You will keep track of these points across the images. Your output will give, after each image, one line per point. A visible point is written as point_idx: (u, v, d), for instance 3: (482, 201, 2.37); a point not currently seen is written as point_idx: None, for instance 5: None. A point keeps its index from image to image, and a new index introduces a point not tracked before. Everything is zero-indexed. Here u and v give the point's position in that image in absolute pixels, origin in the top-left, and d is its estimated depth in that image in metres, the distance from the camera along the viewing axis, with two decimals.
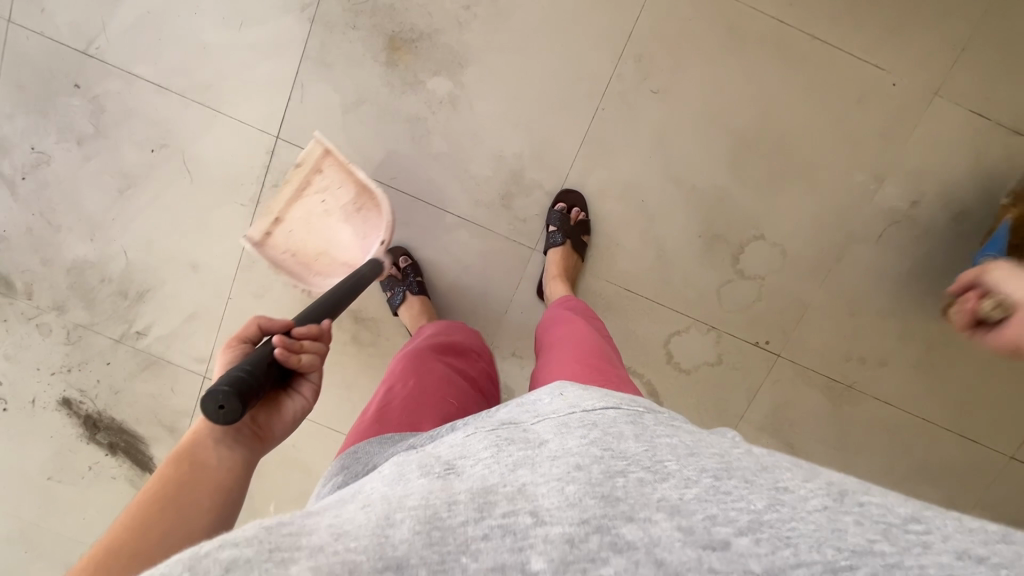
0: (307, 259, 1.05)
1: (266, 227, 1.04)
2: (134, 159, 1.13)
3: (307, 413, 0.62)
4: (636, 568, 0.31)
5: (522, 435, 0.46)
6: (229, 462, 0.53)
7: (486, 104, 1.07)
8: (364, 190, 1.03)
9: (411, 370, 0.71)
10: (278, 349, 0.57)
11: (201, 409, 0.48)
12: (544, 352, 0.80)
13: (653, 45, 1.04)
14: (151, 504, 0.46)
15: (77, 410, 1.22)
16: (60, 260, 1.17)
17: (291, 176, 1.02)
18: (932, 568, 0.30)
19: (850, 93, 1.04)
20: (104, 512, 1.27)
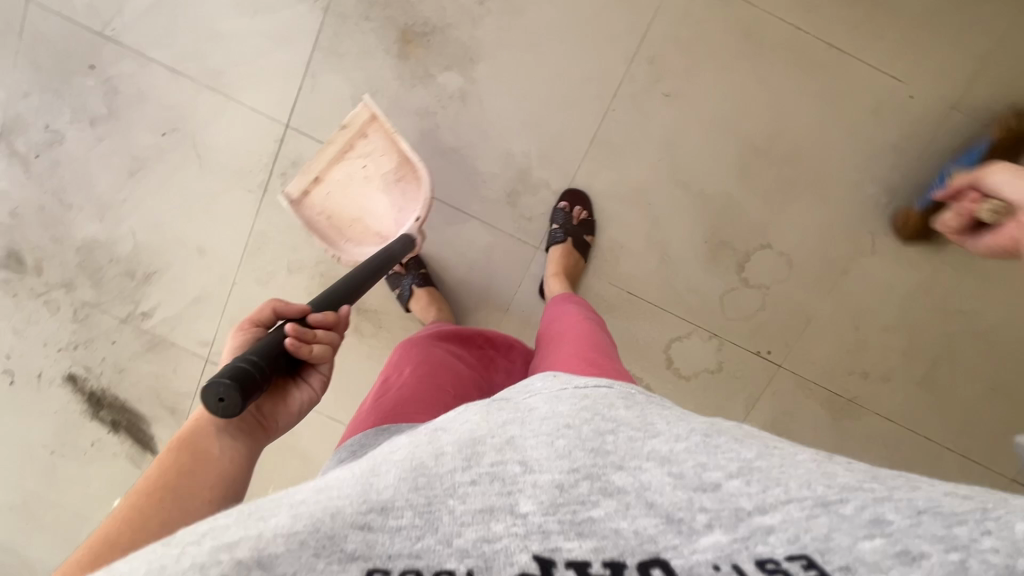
0: (342, 224, 1.07)
1: (304, 186, 1.04)
2: (145, 141, 1.14)
3: (313, 405, 0.59)
4: (626, 510, 0.32)
5: (512, 401, 0.47)
6: (232, 452, 0.50)
7: (496, 101, 1.06)
8: (405, 161, 1.03)
9: (408, 357, 0.71)
10: (289, 339, 0.54)
11: (201, 400, 0.47)
12: (544, 345, 0.79)
13: (667, 47, 1.02)
14: (150, 497, 0.43)
15: (82, 386, 1.24)
16: (70, 239, 1.18)
17: (336, 136, 1.02)
18: (920, 501, 0.31)
19: (866, 102, 1.02)
20: (104, 488, 1.29)
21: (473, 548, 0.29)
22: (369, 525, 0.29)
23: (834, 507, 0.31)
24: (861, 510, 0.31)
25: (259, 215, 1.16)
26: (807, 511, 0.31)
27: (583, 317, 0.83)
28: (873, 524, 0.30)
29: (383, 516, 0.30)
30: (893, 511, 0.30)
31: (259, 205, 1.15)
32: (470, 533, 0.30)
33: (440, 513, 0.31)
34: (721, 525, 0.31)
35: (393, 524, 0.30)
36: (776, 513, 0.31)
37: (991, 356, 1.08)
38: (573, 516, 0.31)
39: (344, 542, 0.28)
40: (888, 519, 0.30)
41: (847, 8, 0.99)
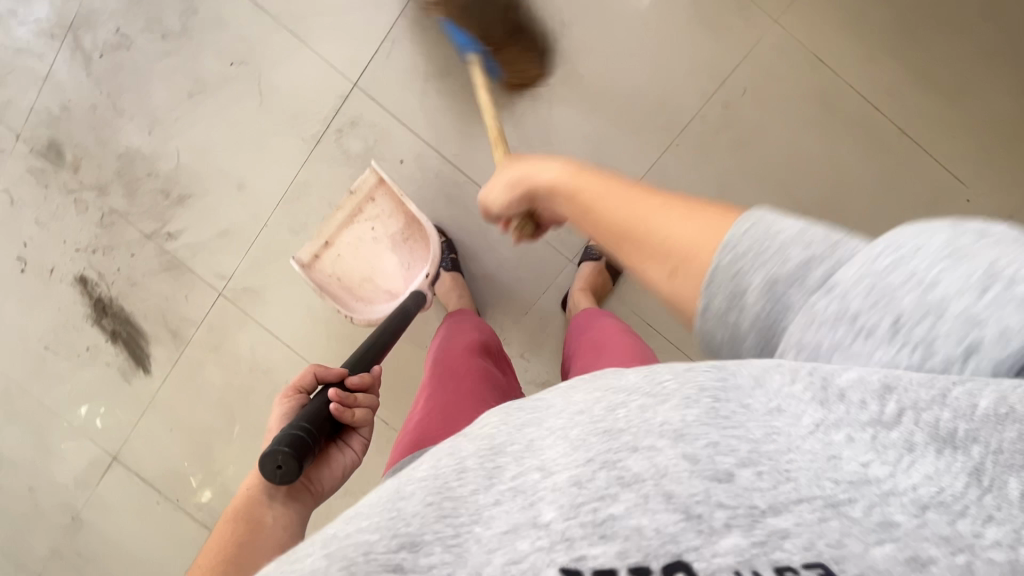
0: (353, 284, 1.10)
1: (315, 251, 1.06)
2: (211, 67, 1.14)
3: (354, 467, 0.65)
4: (645, 503, 0.27)
5: (531, 396, 0.42)
6: (285, 518, 0.55)
7: (565, 108, 1.06)
8: (414, 223, 1.09)
9: (449, 375, 0.72)
10: (333, 404, 0.62)
11: (260, 467, 0.53)
12: (582, 356, 0.83)
13: (743, 95, 1.03)
14: (215, 568, 0.48)
15: (91, 291, 1.24)
16: (114, 144, 1.18)
17: (345, 203, 1.04)
18: (922, 488, 0.26)
19: (922, 194, 1.03)
20: (90, 394, 1.29)
21: (502, 574, 0.26)
22: (402, 566, 0.27)
23: (843, 509, 0.26)
24: (869, 513, 0.26)
25: (304, 165, 1.15)
26: (817, 514, 0.26)
27: (612, 325, 0.88)
28: (881, 530, 0.25)
29: (414, 553, 0.28)
30: (900, 510, 0.26)
31: (307, 155, 1.15)
32: (499, 559, 0.27)
33: (467, 543, 0.29)
34: (739, 525, 0.26)
35: (424, 561, 0.28)
36: (789, 514, 0.26)
37: None
38: (595, 516, 0.27)
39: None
40: (896, 522, 0.25)
41: (927, 101, 1.01)
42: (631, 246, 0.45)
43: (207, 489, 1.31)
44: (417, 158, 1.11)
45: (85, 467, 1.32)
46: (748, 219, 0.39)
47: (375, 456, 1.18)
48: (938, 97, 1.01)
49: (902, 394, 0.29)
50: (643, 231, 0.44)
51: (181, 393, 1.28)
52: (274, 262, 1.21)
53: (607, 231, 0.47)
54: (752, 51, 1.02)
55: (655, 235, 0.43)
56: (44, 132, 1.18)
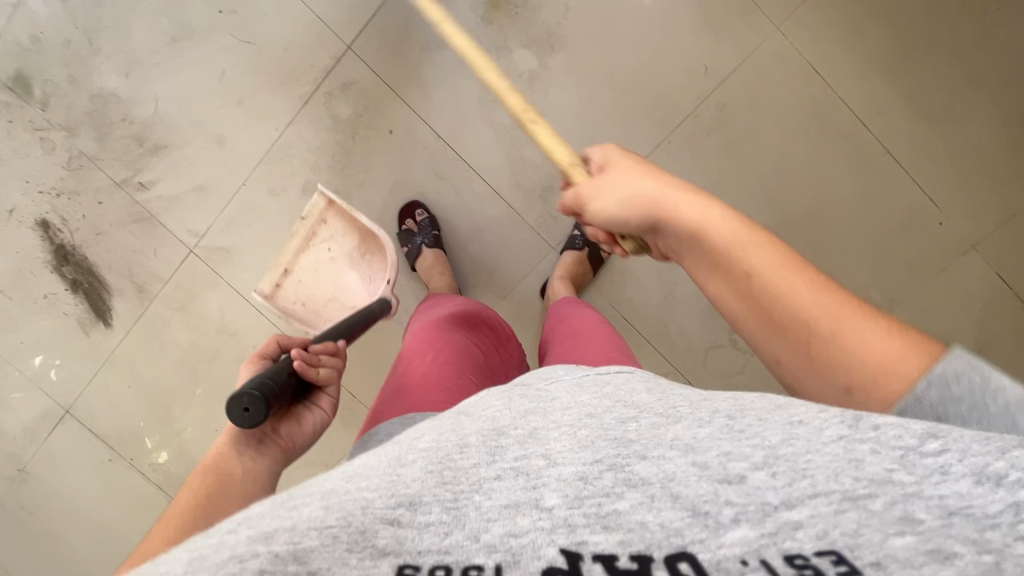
0: (318, 306, 1.05)
1: (274, 279, 1.02)
2: (198, 13, 1.09)
3: (326, 425, 0.64)
4: (651, 502, 0.30)
5: (535, 392, 0.46)
6: (255, 469, 0.54)
7: (561, 94, 1.05)
8: (371, 241, 1.04)
9: (427, 344, 0.72)
10: (297, 361, 0.61)
11: (227, 414, 0.52)
12: (561, 340, 0.84)
13: (738, 99, 1.04)
14: (185, 513, 0.47)
15: (52, 236, 1.18)
16: (87, 84, 1.12)
17: (296, 229, 1.00)
18: (951, 497, 0.28)
19: (898, 213, 1.05)
20: (45, 343, 1.24)
21: (501, 543, 0.27)
22: (399, 521, 0.28)
23: (862, 503, 0.29)
24: (889, 507, 0.28)
25: (290, 125, 1.11)
26: (835, 506, 0.28)
27: (592, 315, 0.89)
28: (903, 522, 0.27)
29: (411, 512, 0.29)
30: (924, 510, 0.28)
31: (294, 115, 1.11)
32: (497, 529, 0.28)
33: (467, 509, 0.30)
34: (748, 518, 0.28)
35: (421, 520, 0.29)
36: (805, 507, 0.29)
37: None
38: (598, 510, 0.30)
39: (375, 536, 0.27)
40: (920, 518, 0.27)
41: (913, 122, 1.03)
42: (807, 339, 0.45)
43: (163, 450, 1.28)
44: (407, 131, 1.09)
45: (34, 418, 1.27)
46: (953, 357, 0.39)
47: (340, 428, 1.16)
48: (922, 119, 1.03)
49: (950, 440, 0.32)
50: (824, 333, 0.44)
51: (142, 349, 1.24)
52: (250, 223, 1.17)
53: (776, 316, 0.46)
54: (752, 56, 1.02)
55: (838, 341, 0.43)
56: (11, 64, 1.11)
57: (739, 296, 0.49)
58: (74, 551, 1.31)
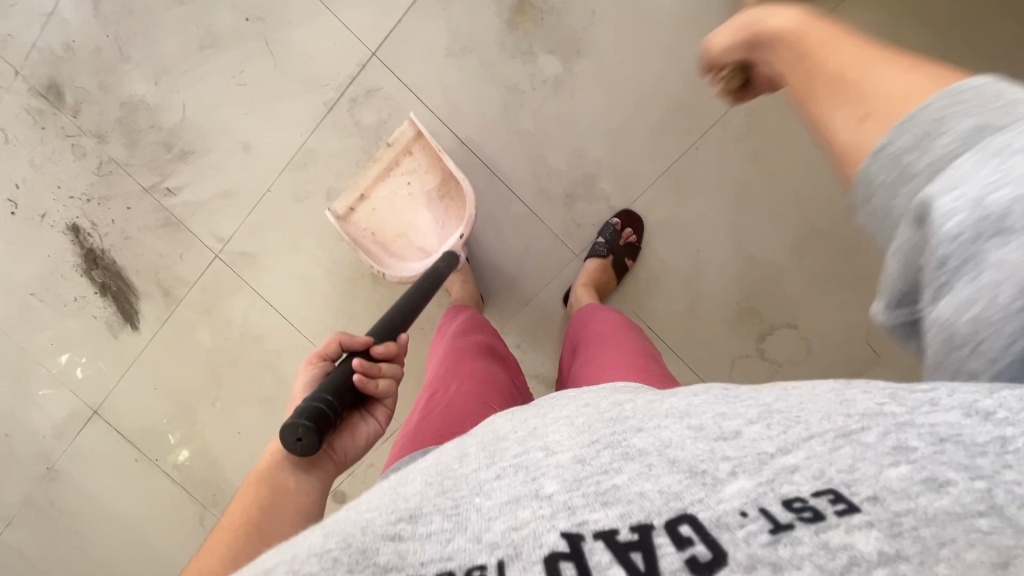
0: (387, 241, 1.07)
1: (350, 203, 1.05)
2: (226, 21, 1.09)
3: (378, 436, 0.64)
4: (649, 471, 0.30)
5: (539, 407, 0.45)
6: (308, 485, 0.54)
7: (587, 100, 1.04)
8: (449, 179, 1.06)
9: (452, 375, 0.72)
10: (355, 375, 0.59)
11: (280, 436, 0.51)
12: (586, 348, 0.82)
13: (768, 105, 1.01)
14: (240, 526, 0.47)
15: (82, 241, 1.21)
16: (117, 91, 1.14)
17: (381, 155, 1.02)
18: (942, 425, 0.28)
19: None
20: (74, 345, 1.27)
21: (503, 539, 0.27)
22: (399, 535, 0.28)
23: (855, 436, 0.28)
24: (883, 438, 0.28)
25: (315, 131, 1.12)
26: (829, 445, 0.28)
27: (619, 322, 0.87)
28: (897, 452, 0.27)
29: (412, 524, 0.28)
30: (917, 438, 0.27)
31: (319, 121, 1.11)
32: (499, 526, 0.28)
33: (467, 513, 0.29)
34: (746, 470, 0.28)
35: (422, 530, 0.28)
36: (799, 451, 0.28)
37: None
38: (597, 487, 0.29)
39: (376, 555, 0.26)
40: (912, 446, 0.27)
41: None
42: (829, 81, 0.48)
43: (184, 449, 1.30)
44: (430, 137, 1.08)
45: (64, 417, 1.30)
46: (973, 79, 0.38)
47: None
48: None
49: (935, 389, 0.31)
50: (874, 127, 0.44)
51: (167, 351, 1.26)
52: (275, 228, 1.18)
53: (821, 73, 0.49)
54: None
55: (865, 77, 0.45)
56: (44, 71, 1.14)
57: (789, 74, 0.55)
58: (100, 548, 1.33)
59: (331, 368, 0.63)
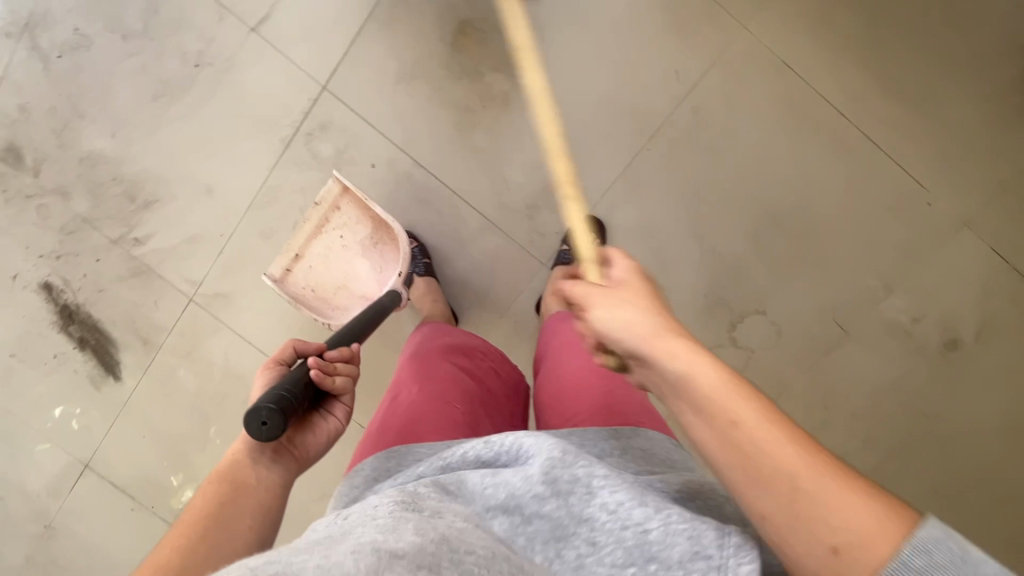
0: (327, 294, 1.09)
1: (285, 265, 1.05)
2: (174, 69, 1.10)
3: (338, 434, 0.64)
4: None
5: (517, 501, 0.47)
6: (268, 481, 0.56)
7: (536, 113, 1.06)
8: (381, 226, 1.10)
9: (417, 375, 0.74)
10: (313, 370, 0.61)
11: (244, 425, 0.53)
12: (551, 356, 0.85)
13: (712, 101, 1.03)
14: (199, 521, 0.51)
15: (56, 298, 1.21)
16: (76, 147, 1.15)
17: (309, 215, 1.03)
18: None
19: (885, 200, 1.05)
20: (58, 401, 1.27)
21: None
22: None
23: None
24: None
25: (274, 168, 1.13)
26: None
27: None
28: None
29: None
30: None
31: (277, 157, 1.13)
32: None
33: None
34: None
35: None
36: None
37: (947, 462, 1.11)
38: None
39: None
40: None
41: (892, 106, 1.02)
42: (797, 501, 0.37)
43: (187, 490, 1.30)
44: (388, 163, 1.10)
45: (56, 473, 1.30)
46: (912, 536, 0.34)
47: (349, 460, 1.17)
48: (901, 102, 1.02)
49: None
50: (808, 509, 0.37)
51: (153, 397, 1.27)
52: (245, 266, 1.19)
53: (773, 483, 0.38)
54: (722, 55, 1.02)
55: (824, 512, 0.36)
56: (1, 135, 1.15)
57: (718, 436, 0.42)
58: None
59: (287, 371, 0.64)
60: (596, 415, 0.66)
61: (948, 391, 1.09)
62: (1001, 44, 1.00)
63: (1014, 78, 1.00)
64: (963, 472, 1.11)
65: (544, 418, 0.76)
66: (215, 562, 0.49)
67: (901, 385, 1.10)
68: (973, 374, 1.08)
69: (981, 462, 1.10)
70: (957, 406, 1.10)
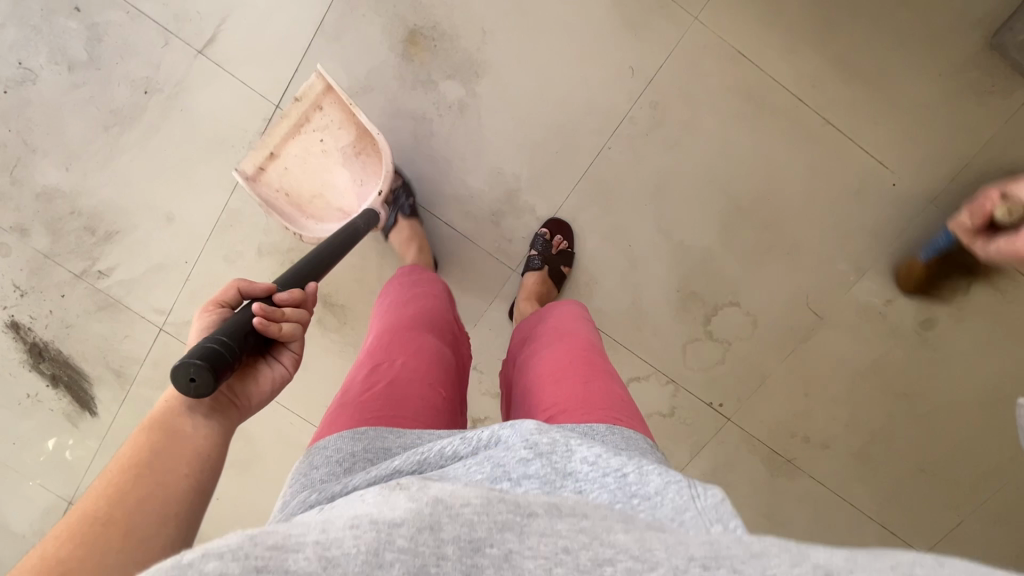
0: (302, 202, 1.05)
1: (259, 162, 1.02)
2: (125, 98, 1.08)
3: (284, 381, 0.63)
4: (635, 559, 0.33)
5: (502, 467, 0.46)
6: (205, 429, 0.54)
7: (494, 119, 1.04)
8: (365, 135, 1.04)
9: (399, 348, 0.70)
10: (257, 318, 0.57)
11: (172, 380, 0.50)
12: (534, 339, 0.81)
13: (670, 95, 1.02)
14: (128, 469, 0.48)
15: (24, 336, 1.19)
16: (29, 183, 1.12)
17: (289, 110, 1.00)
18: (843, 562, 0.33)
19: (851, 184, 1.04)
20: (35, 441, 1.25)
21: None
22: None
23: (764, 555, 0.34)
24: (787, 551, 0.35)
25: (235, 192, 1.12)
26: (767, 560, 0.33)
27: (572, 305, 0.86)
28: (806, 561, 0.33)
29: None
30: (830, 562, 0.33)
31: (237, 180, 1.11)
32: None
33: None
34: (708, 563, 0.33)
35: None
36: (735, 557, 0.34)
37: (929, 439, 1.11)
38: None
39: None
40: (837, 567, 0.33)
41: (852, 89, 1.01)
42: None
43: None
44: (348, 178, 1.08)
45: (38, 513, 1.28)
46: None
47: None
48: (861, 84, 1.01)
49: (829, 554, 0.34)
50: None
51: (133, 429, 1.25)
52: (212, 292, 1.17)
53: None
54: (677, 48, 1.01)
55: None
56: None
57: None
58: None
59: (230, 314, 0.62)
60: (578, 405, 0.63)
61: (927, 369, 1.09)
62: (957, 17, 0.98)
63: (973, 53, 0.98)
64: (945, 448, 1.11)
65: (521, 407, 0.73)
66: (146, 507, 0.45)
67: (879, 368, 1.09)
68: (950, 352, 1.08)
69: (964, 438, 1.11)
70: (937, 384, 1.09)
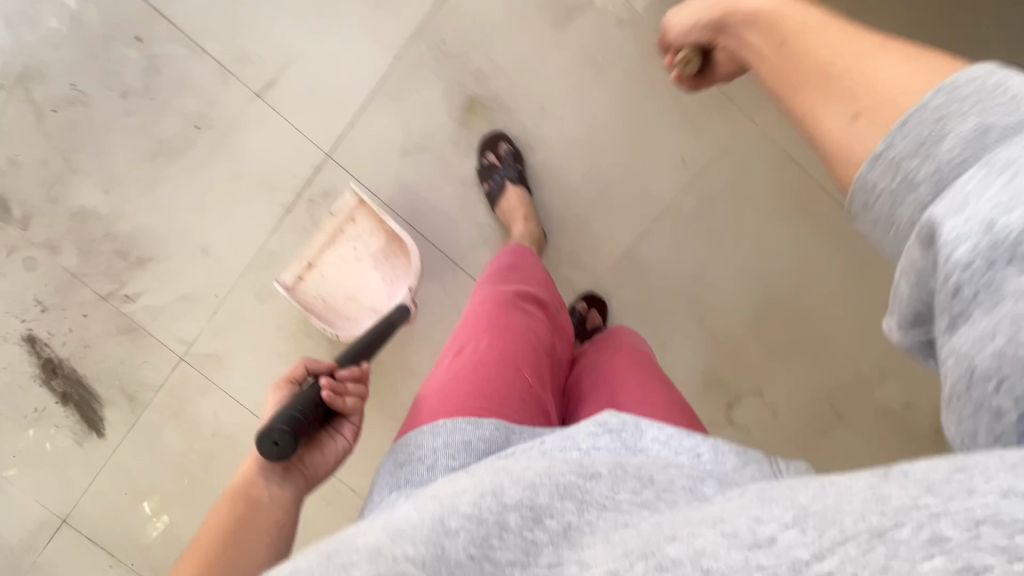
0: (336, 305, 1.08)
1: (297, 274, 1.05)
2: (175, 130, 1.08)
3: (348, 453, 0.63)
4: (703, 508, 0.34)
5: (571, 438, 0.48)
6: (280, 500, 0.56)
7: (542, 191, 1.06)
8: (396, 240, 1.07)
9: (479, 331, 0.71)
10: (324, 391, 0.60)
11: (257, 445, 0.55)
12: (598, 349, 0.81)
13: (716, 186, 1.04)
14: (214, 539, 0.51)
15: (39, 351, 1.17)
16: (66, 202, 1.11)
17: (324, 225, 1.04)
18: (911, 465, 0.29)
19: (882, 290, 1.06)
20: (35, 456, 1.22)
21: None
22: None
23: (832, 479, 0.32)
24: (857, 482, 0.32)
25: (274, 233, 1.11)
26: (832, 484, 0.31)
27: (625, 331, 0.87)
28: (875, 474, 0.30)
29: None
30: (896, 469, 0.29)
31: (278, 221, 1.10)
32: None
33: None
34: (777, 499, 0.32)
35: None
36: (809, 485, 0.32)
37: None
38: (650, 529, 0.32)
39: None
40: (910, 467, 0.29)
41: None
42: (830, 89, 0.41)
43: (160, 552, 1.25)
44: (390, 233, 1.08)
45: (26, 532, 1.24)
46: (983, 68, 0.32)
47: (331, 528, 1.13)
48: None
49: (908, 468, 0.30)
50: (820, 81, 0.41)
51: (136, 456, 1.22)
52: (239, 327, 1.16)
53: (800, 64, 0.43)
54: (728, 143, 1.03)
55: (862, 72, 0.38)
56: None
57: (765, 68, 0.48)
58: None
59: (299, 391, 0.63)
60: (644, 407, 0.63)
61: None
62: None
63: None
64: None
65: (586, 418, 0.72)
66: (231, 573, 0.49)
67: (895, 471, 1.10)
68: None
69: None
70: None
